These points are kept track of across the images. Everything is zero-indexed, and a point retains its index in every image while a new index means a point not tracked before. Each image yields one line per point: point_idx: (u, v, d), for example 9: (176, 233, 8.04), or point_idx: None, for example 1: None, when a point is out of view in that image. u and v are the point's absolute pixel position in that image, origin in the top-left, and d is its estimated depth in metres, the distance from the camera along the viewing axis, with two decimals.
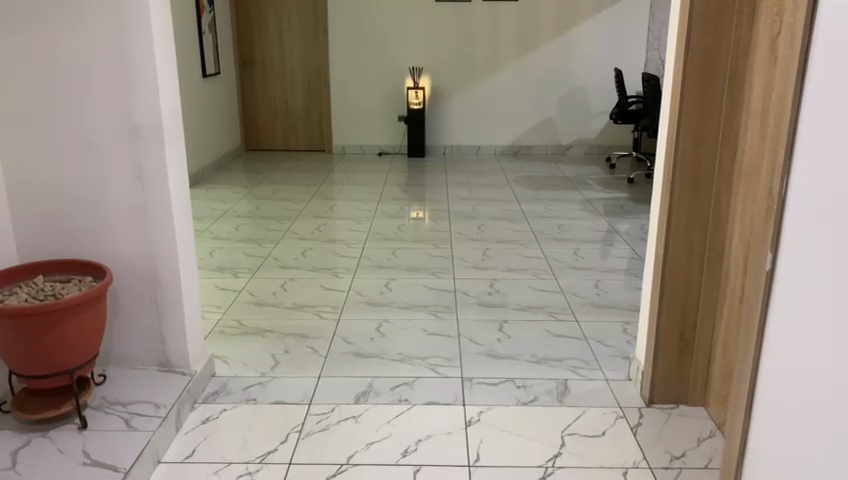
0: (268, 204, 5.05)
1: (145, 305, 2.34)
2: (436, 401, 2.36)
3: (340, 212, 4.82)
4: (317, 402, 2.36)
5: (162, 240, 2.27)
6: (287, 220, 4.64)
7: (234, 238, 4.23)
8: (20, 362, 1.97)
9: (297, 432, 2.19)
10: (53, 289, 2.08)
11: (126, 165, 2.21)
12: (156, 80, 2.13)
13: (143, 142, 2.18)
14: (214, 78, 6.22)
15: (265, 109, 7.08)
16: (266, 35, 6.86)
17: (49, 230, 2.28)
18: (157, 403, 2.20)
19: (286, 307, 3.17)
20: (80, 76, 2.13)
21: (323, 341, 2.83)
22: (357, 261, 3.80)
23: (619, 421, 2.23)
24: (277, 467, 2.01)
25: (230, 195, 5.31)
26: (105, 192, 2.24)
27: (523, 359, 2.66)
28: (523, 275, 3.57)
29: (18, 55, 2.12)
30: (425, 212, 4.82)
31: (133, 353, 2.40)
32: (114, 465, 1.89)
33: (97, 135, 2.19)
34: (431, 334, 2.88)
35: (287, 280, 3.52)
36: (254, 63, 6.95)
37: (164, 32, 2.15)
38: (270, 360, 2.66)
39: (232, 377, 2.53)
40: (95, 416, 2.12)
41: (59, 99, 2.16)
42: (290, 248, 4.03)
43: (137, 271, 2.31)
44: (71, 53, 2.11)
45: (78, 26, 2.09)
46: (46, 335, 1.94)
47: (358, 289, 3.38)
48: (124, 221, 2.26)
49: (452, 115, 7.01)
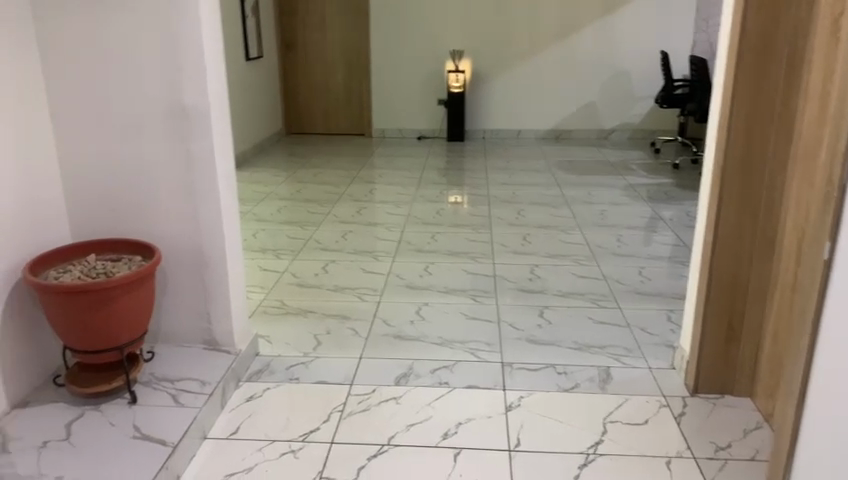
0: (310, 188, 5.09)
1: (191, 283, 2.39)
2: (476, 385, 2.36)
3: (379, 196, 4.83)
4: (358, 383, 2.38)
5: (208, 221, 2.31)
6: (327, 203, 4.67)
7: (276, 220, 4.28)
8: (73, 338, 2.04)
9: (339, 412, 2.21)
10: (105, 267, 2.14)
11: (174, 147, 2.25)
12: (204, 63, 2.15)
13: (189, 124, 2.22)
14: (256, 62, 6.26)
15: (306, 92, 7.12)
16: (308, 18, 6.89)
17: (101, 210, 2.34)
18: (203, 380, 2.25)
19: (326, 289, 3.20)
20: (127, 59, 2.17)
21: (364, 322, 2.86)
22: (396, 245, 3.81)
23: (662, 409, 2.20)
24: (319, 446, 2.04)
25: (271, 178, 5.36)
26: (152, 172, 2.29)
27: (565, 345, 2.64)
28: (564, 261, 3.53)
29: (72, 40, 2.17)
30: (464, 196, 4.80)
31: (181, 331, 2.46)
32: (162, 439, 1.94)
33: (145, 118, 2.23)
34: (470, 319, 2.88)
35: (328, 262, 3.55)
36: (296, 47, 6.98)
37: (213, 14, 2.17)
38: (313, 340, 2.70)
39: (275, 357, 2.58)
40: (144, 391, 2.18)
41: (107, 81, 2.20)
42: (330, 231, 4.06)
43: (184, 251, 2.36)
44: (120, 36, 2.15)
45: (129, 11, 2.13)
46: (97, 312, 2.00)
47: (398, 273, 3.39)
48: (171, 203, 2.31)
49: (492, 98, 6.94)
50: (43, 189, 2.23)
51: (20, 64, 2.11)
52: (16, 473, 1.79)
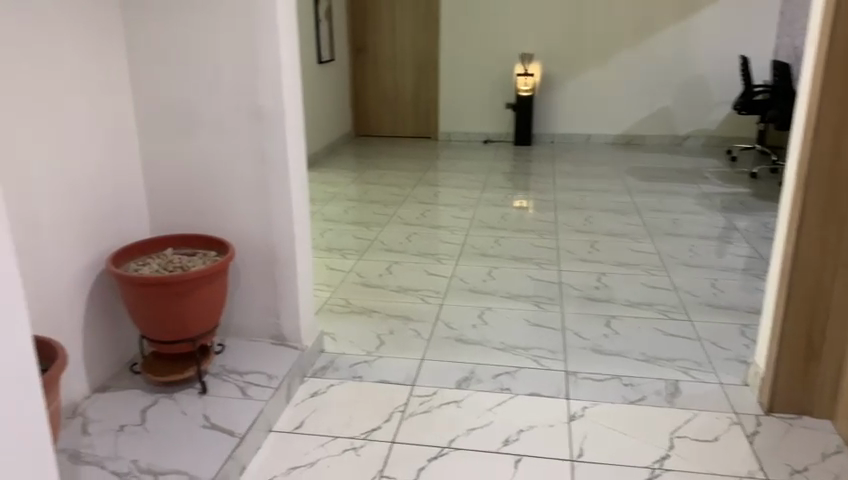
0: (376, 189, 5.15)
1: (261, 279, 2.46)
2: (538, 392, 2.34)
3: (445, 199, 4.84)
4: (420, 385, 2.39)
5: (280, 219, 2.37)
6: (393, 205, 4.72)
7: (342, 220, 4.35)
8: (150, 328, 2.13)
9: (400, 412, 2.23)
10: (181, 261, 2.23)
11: (249, 147, 2.32)
12: (280, 65, 2.21)
13: (264, 125, 2.28)
14: (328, 65, 6.39)
15: (375, 94, 7.21)
16: (379, 21, 6.97)
17: (179, 207, 2.44)
18: (270, 374, 2.31)
19: (390, 290, 3.23)
20: (208, 61, 2.26)
21: (426, 324, 2.87)
22: (460, 248, 3.81)
23: (733, 427, 2.12)
24: (380, 445, 2.06)
25: (339, 179, 5.46)
26: (228, 171, 2.36)
27: (631, 357, 2.58)
28: (632, 271, 3.45)
29: (157, 44, 2.27)
30: (529, 201, 4.75)
31: (250, 325, 2.53)
32: (230, 429, 2.00)
33: (223, 119, 2.31)
34: (534, 325, 2.85)
35: (392, 263, 3.59)
36: (366, 50, 7.08)
37: (291, 17, 2.23)
38: (376, 340, 2.73)
39: (339, 354, 2.62)
40: (214, 382, 2.25)
41: (189, 83, 2.29)
42: (395, 232, 4.10)
43: (256, 247, 2.43)
44: (202, 39, 2.24)
45: (212, 15, 2.21)
46: (173, 304, 2.08)
47: (461, 276, 3.39)
48: (245, 201, 2.38)
49: (561, 103, 6.85)
50: (126, 186, 2.34)
51: (108, 66, 2.21)
52: (94, 454, 1.88)
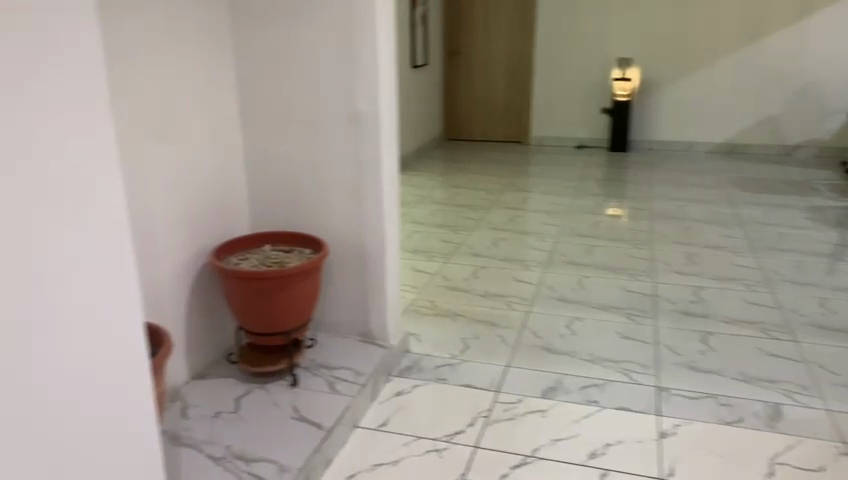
0: (464, 193, 5.15)
1: (352, 278, 2.52)
2: (627, 407, 2.27)
3: (534, 205, 4.79)
4: (505, 391, 2.38)
5: (372, 220, 2.42)
6: (482, 209, 4.71)
7: (430, 223, 4.38)
8: (247, 320, 2.22)
9: (484, 417, 2.22)
10: (277, 258, 2.32)
11: (346, 149, 2.38)
12: (379, 70, 2.26)
13: (361, 128, 2.34)
14: (422, 70, 6.46)
15: (467, 98, 7.21)
16: (474, 25, 6.97)
17: (277, 206, 2.53)
18: (357, 371, 2.36)
19: (477, 294, 3.22)
20: (309, 66, 2.34)
21: (512, 331, 2.85)
22: (549, 255, 3.76)
23: (840, 457, 1.99)
24: (463, 448, 2.06)
25: (429, 182, 5.50)
26: (325, 172, 2.44)
27: (728, 375, 2.46)
28: (732, 286, 3.29)
29: (263, 49, 2.37)
30: (623, 210, 4.62)
31: (340, 322, 2.60)
32: (318, 422, 2.06)
33: (321, 122, 2.38)
34: (623, 338, 2.77)
35: (479, 268, 3.58)
36: (460, 54, 7.10)
37: (390, 23, 2.27)
38: (461, 344, 2.73)
39: (424, 356, 2.64)
40: (304, 376, 2.33)
41: (291, 87, 2.38)
42: (483, 237, 4.09)
43: (348, 247, 2.49)
44: (305, 45, 2.32)
45: (315, 21, 2.29)
46: (269, 298, 2.17)
47: (549, 284, 3.34)
48: (340, 201, 2.45)
49: (660, 109, 6.63)
50: (230, 184, 2.46)
51: (218, 70, 2.33)
52: (193, 437, 1.99)
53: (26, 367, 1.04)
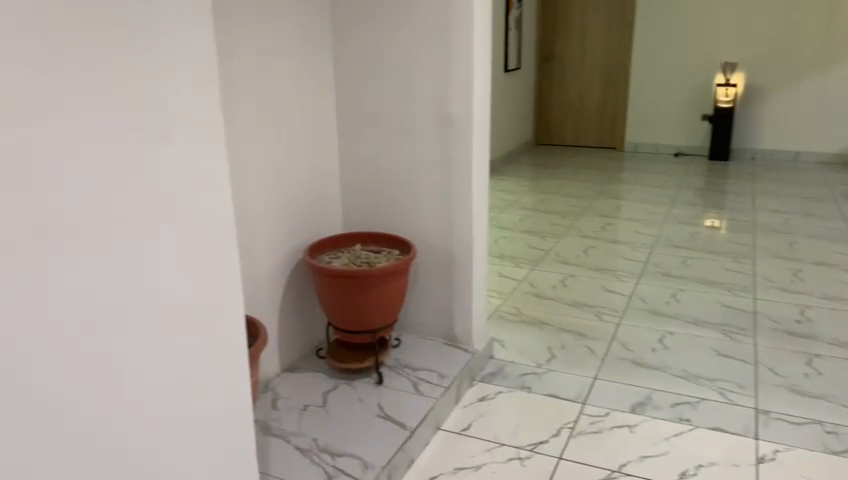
0: (554, 199, 5.08)
1: (440, 281, 2.53)
2: (722, 428, 2.17)
3: (627, 213, 4.65)
4: (591, 404, 2.32)
5: (461, 223, 2.43)
6: (572, 216, 4.62)
7: (518, 229, 4.34)
8: (337, 317, 2.28)
9: (569, 428, 2.18)
10: (367, 258, 2.37)
11: (437, 152, 2.40)
12: (472, 73, 2.26)
13: (453, 130, 2.35)
14: (515, 74, 6.42)
15: (559, 103, 7.10)
16: (570, 29, 6.85)
17: (368, 206, 2.58)
18: (441, 373, 2.37)
19: (565, 303, 3.17)
20: (405, 69, 2.37)
21: (601, 342, 2.78)
22: (641, 266, 3.64)
23: None
24: (547, 459, 2.03)
25: (518, 187, 5.45)
26: (416, 174, 2.46)
27: (836, 402, 2.30)
28: (843, 306, 3.08)
29: (361, 52, 2.42)
30: (722, 221, 4.42)
31: (426, 324, 2.61)
32: (401, 422, 2.08)
33: (414, 124, 2.41)
34: (720, 355, 2.64)
35: (568, 276, 3.51)
36: (554, 58, 7.00)
37: (486, 26, 2.27)
38: (547, 353, 2.69)
39: (509, 363, 2.62)
40: (389, 375, 2.36)
41: (386, 89, 2.42)
42: (573, 245, 4.01)
43: (437, 249, 2.51)
44: (401, 48, 2.36)
45: (412, 25, 2.32)
46: (358, 296, 2.21)
47: (641, 296, 3.24)
48: (429, 204, 2.47)
49: (766, 116, 6.29)
50: (324, 184, 2.53)
51: (317, 72, 2.40)
52: (282, 428, 2.05)
53: (143, 351, 1.11)
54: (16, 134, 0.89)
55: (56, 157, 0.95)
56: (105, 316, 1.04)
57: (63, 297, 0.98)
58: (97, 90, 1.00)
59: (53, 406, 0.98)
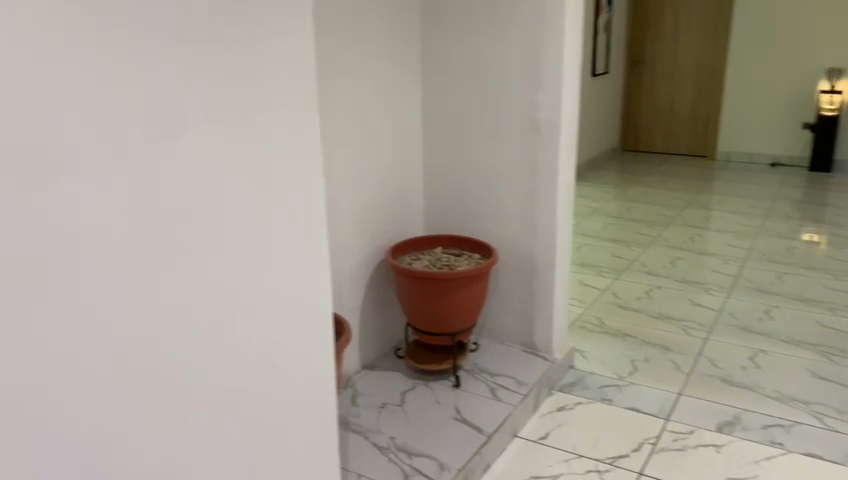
0: (640, 207, 4.94)
1: (520, 286, 2.52)
2: (817, 454, 2.05)
3: (718, 225, 4.47)
4: (674, 420, 2.25)
5: (544, 230, 2.40)
6: (658, 226, 4.48)
7: (601, 237, 4.25)
8: (417, 319, 2.30)
9: (650, 444, 2.12)
10: (448, 261, 2.38)
11: (522, 157, 2.38)
12: (561, 76, 2.23)
13: (540, 136, 2.32)
14: (602, 78, 6.29)
15: (648, 109, 6.90)
16: (661, 33, 6.65)
17: (451, 210, 2.60)
18: (519, 380, 2.35)
19: (649, 315, 3.08)
20: (493, 73, 2.37)
21: (686, 357, 2.68)
22: (732, 280, 3.49)
23: None
24: (626, 474, 1.98)
25: (602, 195, 5.34)
26: (500, 179, 2.46)
27: None
28: None
29: (449, 57, 2.44)
30: (822, 236, 4.17)
31: (505, 330, 2.60)
32: (478, 426, 2.08)
33: (500, 129, 2.41)
34: (816, 378, 2.50)
35: (653, 287, 3.41)
36: (643, 63, 6.80)
37: (577, 29, 2.24)
38: (629, 365, 2.62)
39: (589, 373, 2.57)
40: (467, 379, 2.36)
41: (473, 94, 2.43)
42: (658, 255, 3.89)
43: (519, 255, 2.49)
44: (491, 52, 2.36)
45: (502, 30, 2.32)
46: (438, 299, 2.23)
47: (731, 311, 3.10)
48: (513, 209, 2.45)
49: None
50: (409, 187, 2.56)
51: (406, 76, 2.44)
52: (360, 425, 2.10)
53: (237, 350, 1.17)
54: (123, 148, 0.94)
55: (133, 159, 0.95)
56: (180, 319, 1.06)
57: (171, 301, 1.04)
58: (213, 93, 1.05)
59: (158, 404, 1.04)
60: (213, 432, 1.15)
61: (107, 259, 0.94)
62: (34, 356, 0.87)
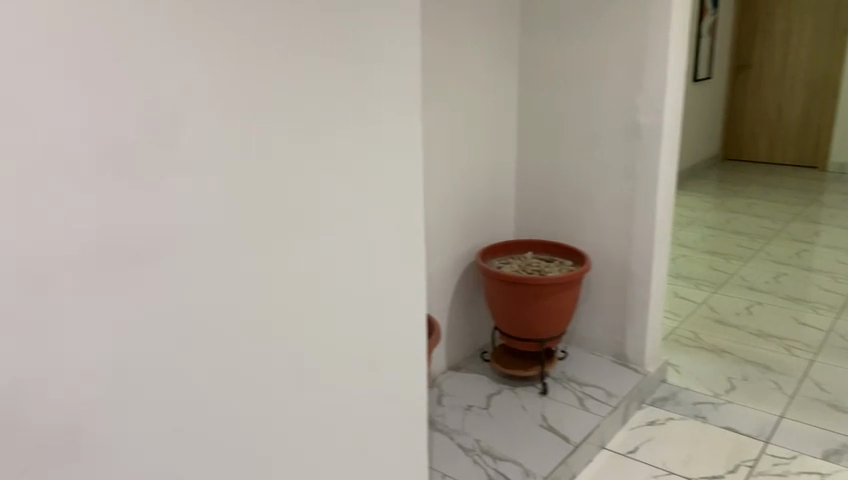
0: (742, 219, 4.72)
1: (613, 296, 2.47)
2: None
3: (828, 240, 4.20)
4: (775, 444, 2.13)
5: (641, 238, 2.33)
6: (761, 239, 4.26)
7: (699, 248, 4.09)
8: (505, 323, 2.29)
9: (748, 467, 2.02)
10: (539, 266, 2.37)
11: (621, 163, 2.33)
12: (666, 80, 2.16)
13: (640, 141, 2.27)
14: (704, 83, 6.05)
15: (753, 116, 6.58)
16: (771, 36, 6.32)
17: (544, 216, 2.57)
18: (609, 391, 2.30)
19: (749, 332, 2.93)
20: (594, 77, 2.33)
21: (790, 379, 2.54)
22: (843, 300, 3.27)
23: None
24: None
25: (700, 204, 5.14)
26: (596, 185, 2.41)
27: None
28: None
29: (549, 61, 2.42)
30: None
31: (596, 339, 2.55)
32: (565, 436, 2.05)
33: (598, 134, 2.37)
34: None
35: (754, 303, 3.25)
36: (750, 68, 6.49)
37: (684, 32, 2.17)
38: (726, 383, 2.51)
39: (683, 389, 2.48)
40: (554, 386, 2.33)
41: (571, 98, 2.40)
42: (761, 270, 3.70)
43: (613, 263, 2.44)
44: (591, 56, 2.32)
45: (604, 33, 2.28)
46: (528, 304, 2.21)
47: (841, 333, 2.91)
48: (609, 215, 2.40)
49: None
50: (502, 191, 2.56)
51: (503, 81, 2.44)
52: (446, 425, 2.11)
53: (343, 347, 1.19)
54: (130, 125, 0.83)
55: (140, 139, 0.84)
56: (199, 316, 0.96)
57: (283, 295, 1.07)
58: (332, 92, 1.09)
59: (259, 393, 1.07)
60: (315, 424, 1.18)
61: (222, 254, 0.97)
62: (36, 368, 0.79)
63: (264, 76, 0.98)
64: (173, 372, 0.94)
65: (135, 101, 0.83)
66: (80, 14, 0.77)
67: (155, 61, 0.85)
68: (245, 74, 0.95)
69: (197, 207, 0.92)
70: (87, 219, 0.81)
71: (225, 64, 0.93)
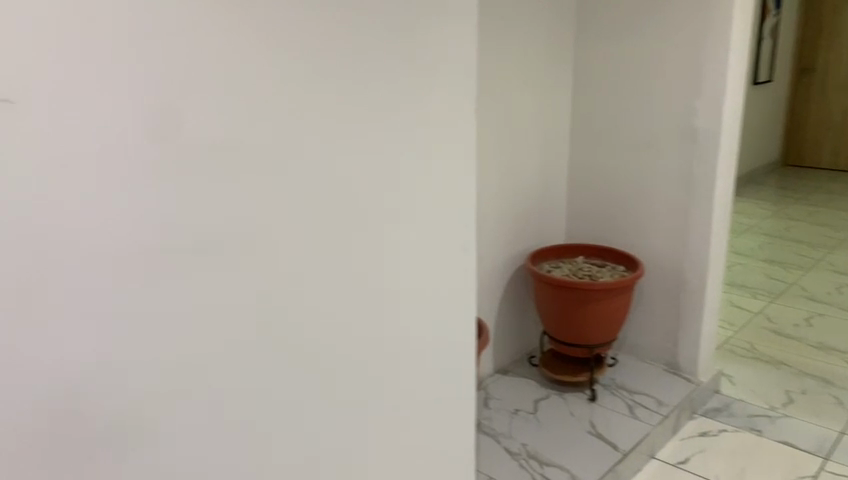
0: (801, 227, 4.56)
1: (666, 303, 2.42)
2: None
3: None
4: (835, 461, 2.06)
5: (696, 244, 2.29)
6: (822, 248, 4.11)
7: (755, 256, 3.97)
8: (554, 327, 2.27)
9: None
10: (590, 271, 2.34)
11: (677, 168, 2.29)
12: (726, 84, 2.11)
13: (697, 145, 2.22)
14: (764, 86, 5.87)
15: (816, 121, 6.35)
16: (837, 38, 6.09)
17: (596, 220, 2.55)
18: (659, 400, 2.26)
19: (808, 344, 2.83)
20: (650, 81, 2.30)
21: None
22: None
23: None
24: None
25: (758, 211, 4.99)
26: (650, 189, 2.37)
27: None
28: None
29: (604, 64, 2.39)
30: None
31: (647, 346, 2.51)
32: (614, 443, 2.02)
33: (653, 138, 2.33)
34: None
35: (814, 314, 3.14)
36: (814, 70, 6.27)
37: (745, 35, 2.11)
38: (783, 396, 2.43)
39: (737, 400, 2.41)
40: (603, 393, 2.30)
41: (627, 102, 2.37)
42: (821, 280, 3.57)
43: (666, 270, 2.39)
44: (648, 59, 2.29)
45: (662, 36, 2.24)
46: (579, 309, 2.19)
47: None
48: (663, 221, 2.36)
49: None
50: (553, 194, 2.54)
51: (557, 84, 2.42)
52: (492, 428, 2.11)
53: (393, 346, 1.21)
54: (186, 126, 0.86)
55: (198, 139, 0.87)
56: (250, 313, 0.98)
57: (337, 295, 1.09)
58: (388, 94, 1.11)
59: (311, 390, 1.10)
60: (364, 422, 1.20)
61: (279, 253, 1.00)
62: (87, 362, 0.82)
63: (319, 77, 1.00)
64: (225, 368, 0.97)
65: (193, 103, 0.86)
66: (144, 19, 0.80)
67: (214, 63, 0.88)
68: (301, 75, 0.97)
69: (258, 210, 0.96)
70: (140, 218, 0.84)
71: (285, 69, 0.95)
